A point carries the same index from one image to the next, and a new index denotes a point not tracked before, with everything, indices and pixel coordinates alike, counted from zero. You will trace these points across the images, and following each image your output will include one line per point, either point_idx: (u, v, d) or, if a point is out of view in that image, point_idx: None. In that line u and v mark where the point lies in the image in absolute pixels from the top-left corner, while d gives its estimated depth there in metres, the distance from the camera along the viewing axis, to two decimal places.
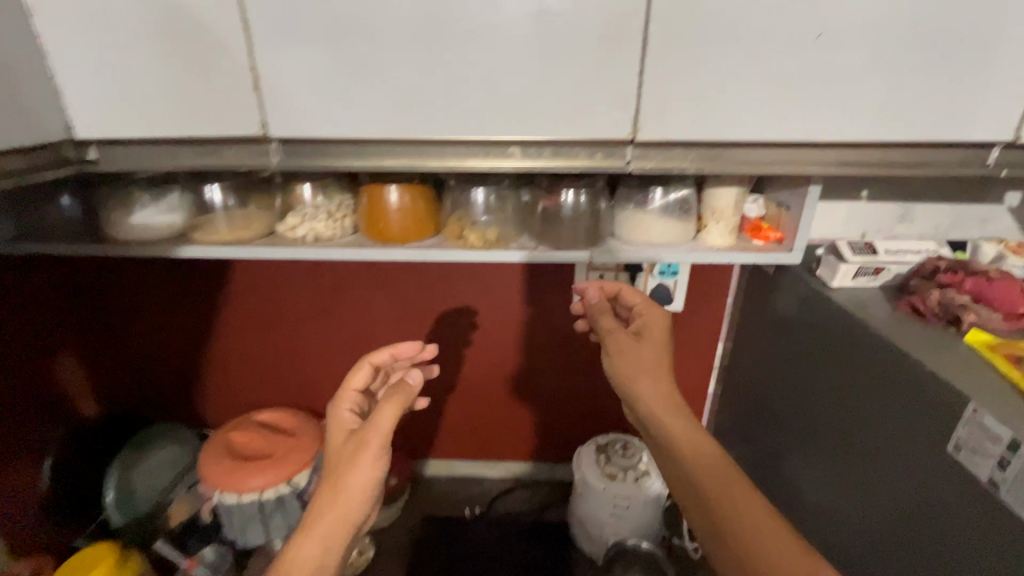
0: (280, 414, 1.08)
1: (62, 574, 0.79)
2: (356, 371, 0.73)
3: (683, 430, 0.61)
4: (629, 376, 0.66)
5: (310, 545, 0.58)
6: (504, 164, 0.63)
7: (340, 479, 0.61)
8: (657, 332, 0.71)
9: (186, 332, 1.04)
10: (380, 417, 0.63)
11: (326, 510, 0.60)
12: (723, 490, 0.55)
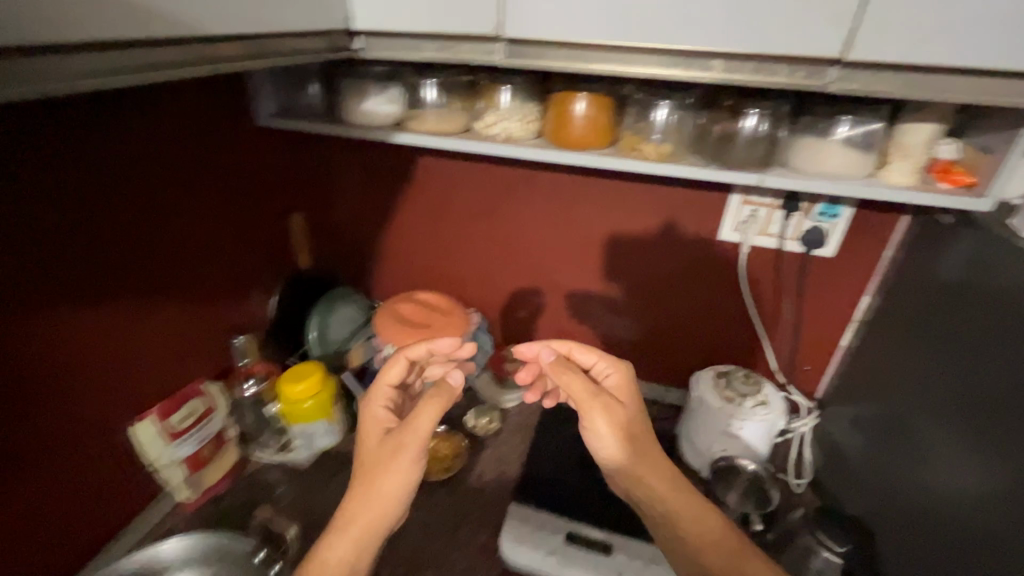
0: (436, 297, 1.25)
1: (287, 378, 1.02)
2: (392, 366, 0.84)
3: (671, 507, 0.78)
4: (621, 455, 0.80)
5: (341, 543, 0.70)
6: (702, 78, 0.69)
7: (371, 482, 0.73)
8: (635, 401, 0.85)
9: (375, 214, 1.24)
10: (420, 420, 0.74)
11: (357, 510, 0.72)
12: (729, 549, 0.73)
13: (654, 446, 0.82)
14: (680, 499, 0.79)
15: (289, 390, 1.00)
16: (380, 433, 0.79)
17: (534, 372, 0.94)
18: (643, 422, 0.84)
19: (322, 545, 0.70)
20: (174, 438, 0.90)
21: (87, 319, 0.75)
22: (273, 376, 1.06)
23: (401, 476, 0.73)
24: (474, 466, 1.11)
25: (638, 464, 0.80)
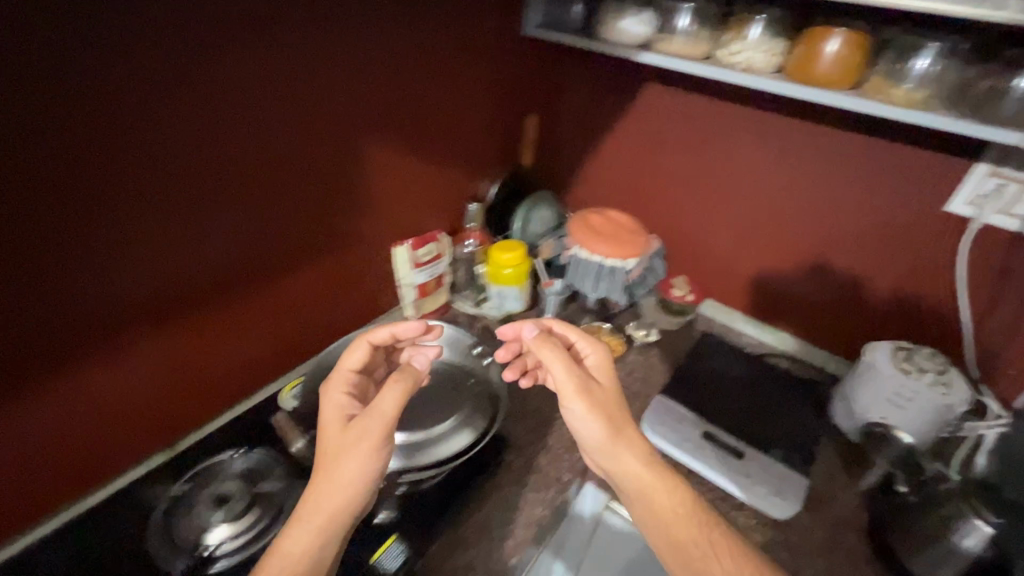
0: (623, 217, 1.38)
1: (496, 249, 1.24)
2: (354, 350, 0.84)
3: (644, 477, 0.77)
4: (601, 425, 0.79)
5: (305, 528, 0.67)
6: (992, 17, 0.68)
7: (327, 467, 0.71)
8: (607, 385, 0.84)
9: (589, 131, 1.39)
10: (384, 402, 0.74)
11: (317, 499, 0.69)
12: (693, 534, 0.72)
13: (635, 434, 0.80)
14: (654, 474, 0.77)
15: (496, 257, 1.23)
16: (342, 419, 0.77)
17: (512, 352, 0.93)
18: (619, 410, 0.82)
19: (286, 535, 0.67)
20: (415, 266, 1.19)
21: (383, 154, 1.02)
22: (484, 244, 1.30)
23: (361, 463, 0.71)
24: (626, 364, 1.25)
25: (615, 437, 0.79)
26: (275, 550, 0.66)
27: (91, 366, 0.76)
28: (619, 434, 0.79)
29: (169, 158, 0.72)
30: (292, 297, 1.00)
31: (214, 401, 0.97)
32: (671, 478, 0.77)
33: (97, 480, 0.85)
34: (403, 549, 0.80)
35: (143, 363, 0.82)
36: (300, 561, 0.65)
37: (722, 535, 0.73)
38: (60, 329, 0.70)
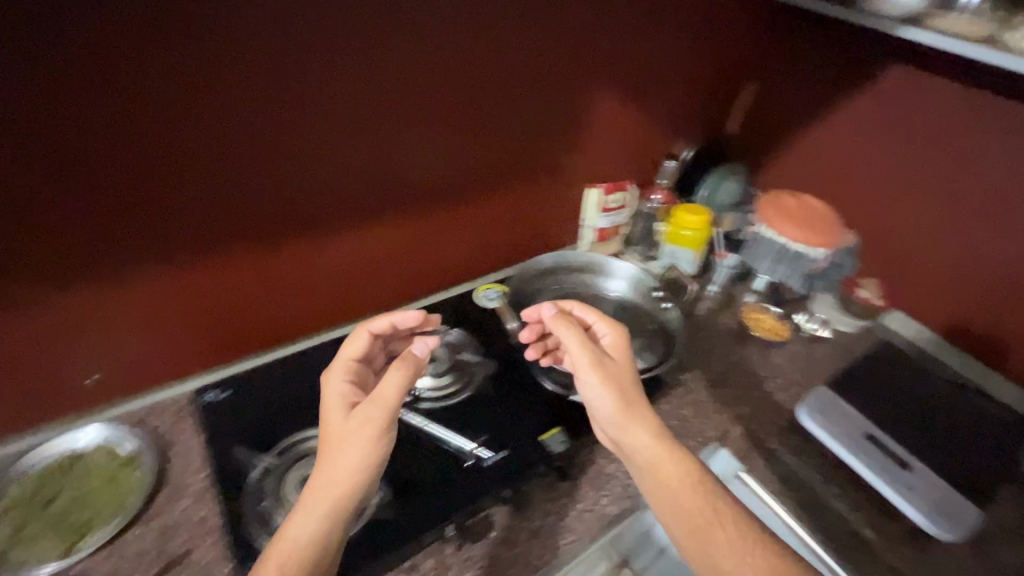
0: (820, 205, 1.30)
1: (683, 210, 1.25)
2: (355, 339, 0.77)
3: (655, 451, 0.70)
4: (615, 399, 0.72)
5: (300, 528, 0.59)
6: None
7: (324, 462, 0.63)
8: (622, 366, 0.77)
9: (804, 106, 1.32)
10: (385, 390, 0.66)
11: (312, 503, 0.61)
12: (704, 511, 0.65)
13: (645, 412, 0.73)
14: (668, 452, 0.70)
15: (682, 218, 1.24)
16: (344, 407, 0.69)
17: (538, 331, 0.90)
18: (637, 393, 0.75)
19: (281, 537, 0.59)
20: (602, 211, 1.24)
21: (601, 93, 1.09)
22: (669, 204, 1.32)
23: (365, 454, 0.63)
24: (786, 351, 1.21)
25: (630, 413, 0.72)
26: (273, 554, 0.58)
27: (326, 228, 0.90)
28: (632, 412, 0.72)
29: (303, 54, 0.73)
30: (488, 217, 1.09)
31: (406, 294, 1.09)
32: (685, 459, 0.70)
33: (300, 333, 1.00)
34: (567, 437, 0.87)
35: (358, 242, 0.95)
36: (307, 551, 0.58)
37: (736, 517, 0.66)
38: (103, 222, 0.71)
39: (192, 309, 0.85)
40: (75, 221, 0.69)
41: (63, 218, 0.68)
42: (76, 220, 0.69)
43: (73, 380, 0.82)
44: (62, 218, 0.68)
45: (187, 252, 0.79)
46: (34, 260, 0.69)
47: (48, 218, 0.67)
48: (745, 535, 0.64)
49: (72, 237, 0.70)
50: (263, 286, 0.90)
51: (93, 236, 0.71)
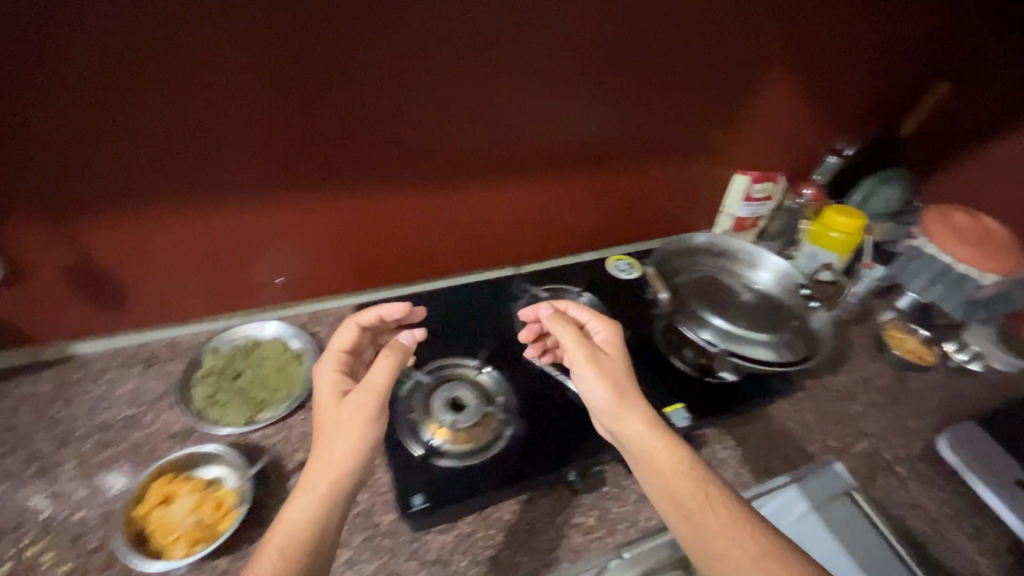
0: (998, 226, 1.17)
1: (834, 211, 1.17)
2: (345, 329, 0.76)
3: (649, 441, 0.66)
4: (608, 393, 0.70)
5: (297, 513, 0.58)
6: None
7: (322, 447, 0.63)
8: (614, 363, 0.74)
9: (997, 112, 1.18)
10: (375, 374, 0.67)
11: (308, 488, 0.60)
12: (695, 495, 0.62)
13: (636, 405, 0.69)
14: (658, 438, 0.66)
15: (830, 220, 1.16)
16: (336, 395, 0.68)
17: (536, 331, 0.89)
18: (634, 391, 0.72)
19: (280, 521, 0.58)
20: (744, 199, 1.19)
21: (774, 73, 1.03)
22: (820, 201, 1.22)
23: (358, 435, 0.63)
24: (930, 377, 1.12)
25: (622, 405, 0.70)
26: (273, 536, 0.56)
27: (420, 184, 0.90)
28: (627, 406, 0.69)
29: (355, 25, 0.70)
30: (617, 188, 1.07)
31: (545, 250, 1.10)
32: (675, 442, 0.67)
33: (441, 273, 1.05)
34: (689, 415, 0.87)
35: (513, 189, 0.97)
36: (306, 530, 0.57)
37: (729, 501, 0.62)
38: (161, 167, 0.73)
39: (362, 230, 0.92)
40: (289, 131, 0.76)
41: (280, 126, 0.75)
42: (290, 131, 0.76)
43: (263, 277, 0.91)
44: (279, 126, 0.75)
45: (369, 174, 0.85)
46: (253, 162, 0.77)
47: (269, 126, 0.75)
48: (740, 519, 0.60)
49: (284, 146, 0.77)
50: (422, 219, 0.94)
51: (300, 147, 0.78)
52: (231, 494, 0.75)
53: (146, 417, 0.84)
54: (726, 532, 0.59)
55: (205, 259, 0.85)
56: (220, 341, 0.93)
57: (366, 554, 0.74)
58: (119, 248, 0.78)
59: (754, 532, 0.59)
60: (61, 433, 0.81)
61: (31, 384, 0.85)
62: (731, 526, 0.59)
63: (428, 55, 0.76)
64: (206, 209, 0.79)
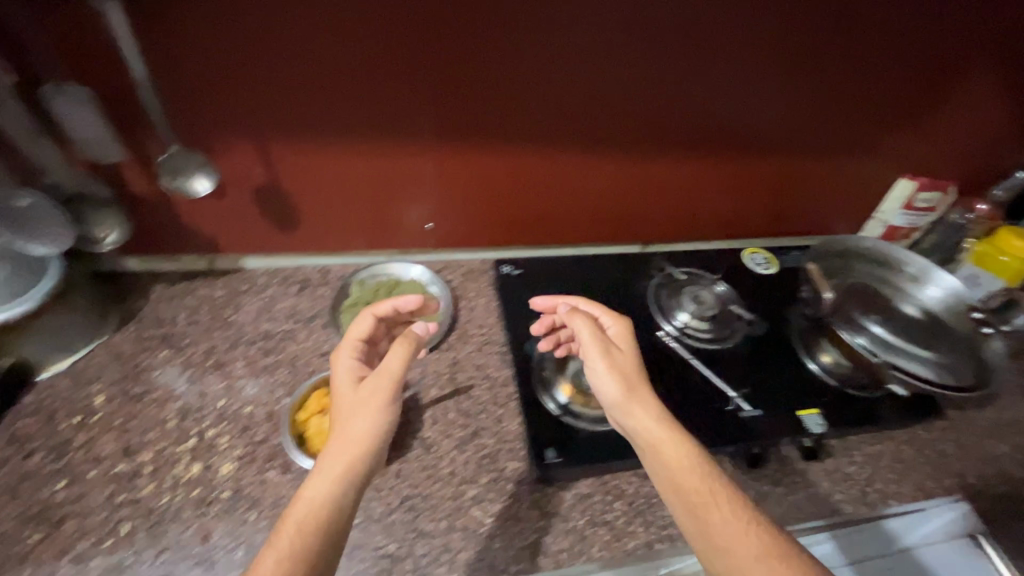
0: None
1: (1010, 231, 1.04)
2: (359, 320, 0.75)
3: (656, 433, 0.65)
4: (618, 386, 0.68)
5: (316, 488, 0.58)
6: None
7: (339, 428, 0.64)
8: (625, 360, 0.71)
9: None
10: (391, 361, 0.68)
11: (326, 465, 0.60)
12: (700, 490, 0.60)
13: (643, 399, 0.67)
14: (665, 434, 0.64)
15: (1005, 242, 1.03)
16: (351, 380, 0.69)
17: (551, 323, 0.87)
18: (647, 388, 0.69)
19: (299, 497, 0.58)
20: (902, 207, 1.11)
21: (984, 75, 0.90)
22: (993, 218, 1.09)
23: (376, 416, 0.64)
24: None
25: (632, 399, 0.68)
26: (292, 513, 0.56)
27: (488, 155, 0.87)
28: (636, 399, 0.67)
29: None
30: (761, 177, 1.01)
31: (678, 232, 1.08)
32: (681, 436, 0.65)
33: (569, 242, 1.06)
34: (824, 421, 0.86)
35: (664, 168, 0.95)
36: (323, 511, 0.56)
37: (731, 497, 0.60)
38: (229, 120, 0.73)
39: (512, 189, 0.93)
40: (474, 87, 0.77)
41: (467, 81, 0.76)
42: (474, 87, 0.77)
43: (414, 220, 0.96)
44: (467, 82, 0.76)
45: (535, 137, 0.85)
46: (434, 113, 0.79)
47: (458, 80, 0.75)
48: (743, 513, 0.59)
49: (466, 101, 0.78)
50: (570, 185, 0.95)
51: (480, 104, 0.79)
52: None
53: (300, 333, 0.92)
54: (730, 525, 0.58)
55: (370, 197, 0.90)
56: (364, 276, 0.99)
57: (491, 494, 0.78)
58: (302, 179, 0.83)
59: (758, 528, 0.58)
60: (232, 336, 0.89)
61: (207, 288, 0.94)
62: (736, 520, 0.58)
63: (628, 23, 0.73)
64: (382, 152, 0.83)
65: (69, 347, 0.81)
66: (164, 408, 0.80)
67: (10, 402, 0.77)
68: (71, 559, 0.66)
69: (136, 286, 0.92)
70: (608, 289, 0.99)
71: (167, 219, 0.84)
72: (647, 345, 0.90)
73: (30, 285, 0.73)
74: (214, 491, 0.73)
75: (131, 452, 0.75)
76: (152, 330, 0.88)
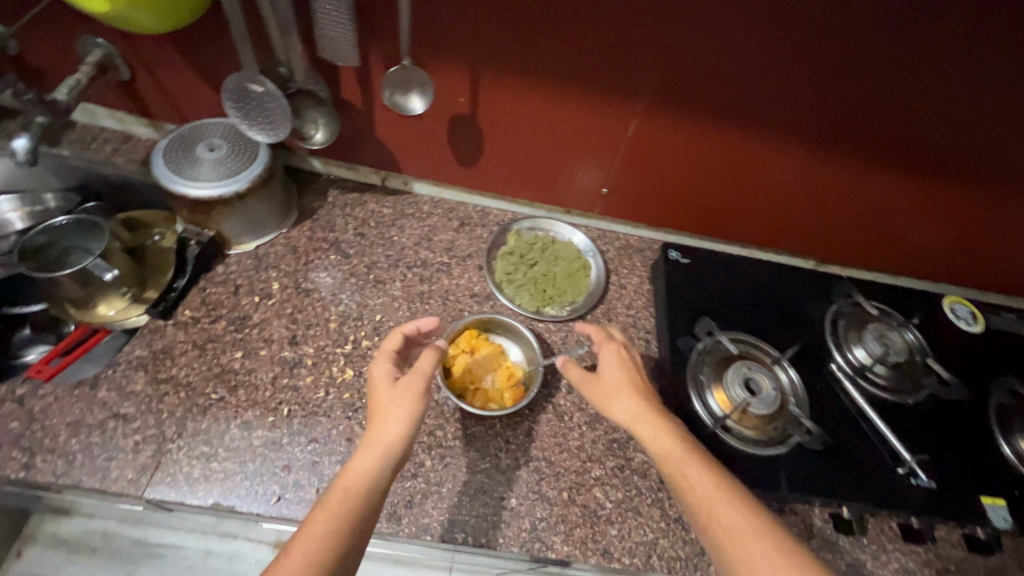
0: None
1: None
2: (390, 337, 0.70)
3: (632, 424, 0.64)
4: (596, 391, 0.69)
5: (358, 468, 0.56)
6: None
7: (379, 419, 0.60)
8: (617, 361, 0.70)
9: None
10: (422, 361, 0.64)
11: (369, 447, 0.58)
12: (678, 473, 0.59)
13: (628, 389, 0.67)
14: (644, 415, 0.64)
15: None
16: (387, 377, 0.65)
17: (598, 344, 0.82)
18: (639, 385, 0.68)
19: (342, 475, 0.55)
20: None
21: None
22: None
23: (410, 409, 0.60)
24: None
25: (610, 398, 0.67)
26: (336, 488, 0.54)
27: (622, 134, 0.81)
28: (613, 400, 0.67)
29: None
30: (991, 222, 0.86)
31: (866, 257, 0.97)
32: (662, 415, 0.65)
33: (737, 240, 0.98)
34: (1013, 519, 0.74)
35: (886, 190, 0.83)
36: (364, 492, 0.54)
37: (705, 465, 0.60)
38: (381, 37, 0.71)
39: (703, 177, 0.86)
40: (715, 66, 0.68)
41: (709, 58, 0.67)
42: (715, 65, 0.68)
43: (589, 186, 0.92)
44: (709, 59, 0.67)
45: (754, 130, 0.76)
46: (657, 83, 0.72)
47: (701, 55, 0.67)
48: (718, 481, 0.58)
49: (697, 78, 0.70)
50: (768, 186, 0.86)
51: (711, 84, 0.71)
52: (523, 372, 0.81)
53: (454, 268, 0.92)
54: (708, 491, 0.57)
55: (556, 153, 0.86)
56: (523, 226, 0.97)
57: (615, 480, 0.76)
58: (499, 121, 0.81)
59: (734, 494, 0.57)
60: (393, 256, 0.92)
61: (376, 204, 0.96)
62: (715, 488, 0.57)
63: (927, 23, 0.61)
64: (585, 113, 0.78)
65: (259, 231, 0.87)
66: (327, 309, 0.84)
67: (207, 268, 0.84)
68: (239, 423, 0.72)
69: (317, 186, 0.95)
70: (782, 303, 0.89)
71: (363, 129, 0.85)
72: (818, 376, 0.81)
73: (246, 167, 0.78)
74: (361, 398, 0.76)
75: (296, 342, 0.80)
76: (324, 233, 0.91)
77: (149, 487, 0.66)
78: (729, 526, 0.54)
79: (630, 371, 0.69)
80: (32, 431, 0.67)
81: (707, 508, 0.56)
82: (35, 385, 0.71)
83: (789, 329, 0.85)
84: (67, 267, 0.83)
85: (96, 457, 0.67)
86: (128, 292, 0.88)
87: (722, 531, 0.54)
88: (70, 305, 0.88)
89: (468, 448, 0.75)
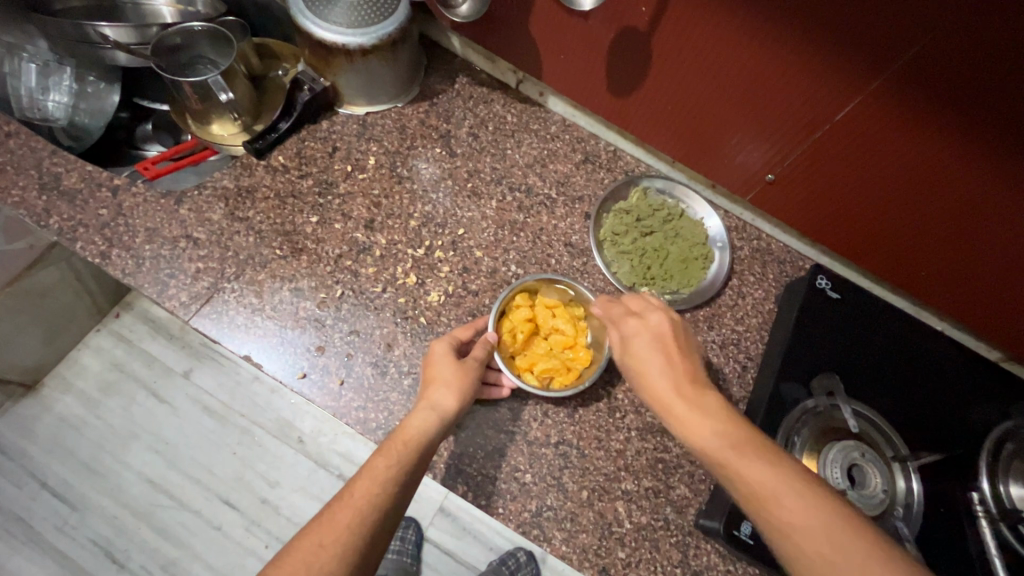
0: None
1: None
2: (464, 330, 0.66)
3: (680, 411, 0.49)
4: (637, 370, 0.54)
5: (413, 424, 0.56)
6: None
7: (432, 386, 0.60)
8: (638, 324, 0.57)
9: None
10: (479, 349, 0.64)
11: (425, 409, 0.58)
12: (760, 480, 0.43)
13: (653, 354, 0.54)
14: (673, 389, 0.51)
15: None
16: (445, 351, 0.63)
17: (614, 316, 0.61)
18: (668, 347, 0.55)
19: (400, 430, 0.55)
20: None
21: None
22: None
23: (465, 385, 0.61)
24: None
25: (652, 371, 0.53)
26: (393, 440, 0.54)
27: (822, 116, 0.62)
28: (657, 378, 0.52)
29: None
30: None
31: None
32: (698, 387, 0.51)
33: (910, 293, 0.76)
34: None
35: None
36: (419, 446, 0.54)
37: (758, 450, 0.45)
38: None
39: (905, 210, 0.65)
40: (1005, 76, 0.46)
41: (1010, 63, 0.46)
42: (1009, 79, 0.46)
43: (749, 166, 0.74)
44: (1009, 64, 0.46)
45: (1014, 184, 0.54)
46: (910, 71, 0.51)
47: (997, 57, 0.46)
48: (775, 465, 0.44)
49: (972, 89, 0.49)
50: (989, 256, 0.63)
51: (990, 100, 0.49)
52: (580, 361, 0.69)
53: (559, 208, 0.80)
54: (769, 476, 0.43)
55: (728, 116, 0.69)
56: (654, 185, 0.83)
57: (645, 502, 0.66)
58: (676, 54, 0.65)
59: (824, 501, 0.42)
60: (499, 169, 0.81)
61: (502, 106, 0.85)
62: (780, 476, 0.43)
63: None
64: (790, 77, 0.59)
65: (375, 98, 0.80)
66: (414, 205, 0.77)
67: (314, 120, 0.79)
68: (292, 288, 0.70)
69: (451, 69, 0.86)
70: (939, 393, 0.68)
71: (517, 17, 0.72)
72: (944, 498, 0.63)
73: (376, 21, 0.68)
74: (414, 309, 0.71)
75: (372, 227, 0.75)
76: (438, 121, 0.82)
77: (196, 316, 0.68)
78: (799, 530, 0.40)
79: (661, 334, 0.56)
80: (115, 224, 0.70)
81: (766, 498, 0.42)
82: (131, 180, 0.72)
83: (930, 425, 0.67)
84: (189, 75, 0.82)
85: (161, 270, 0.69)
86: (240, 119, 0.82)
87: (788, 531, 0.41)
88: (188, 117, 0.82)
89: (501, 405, 0.68)
